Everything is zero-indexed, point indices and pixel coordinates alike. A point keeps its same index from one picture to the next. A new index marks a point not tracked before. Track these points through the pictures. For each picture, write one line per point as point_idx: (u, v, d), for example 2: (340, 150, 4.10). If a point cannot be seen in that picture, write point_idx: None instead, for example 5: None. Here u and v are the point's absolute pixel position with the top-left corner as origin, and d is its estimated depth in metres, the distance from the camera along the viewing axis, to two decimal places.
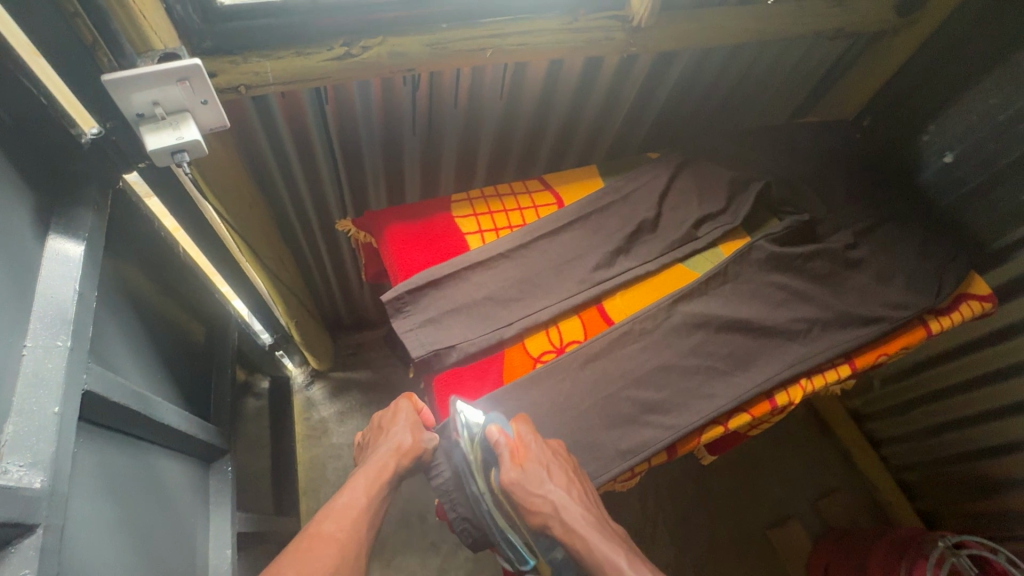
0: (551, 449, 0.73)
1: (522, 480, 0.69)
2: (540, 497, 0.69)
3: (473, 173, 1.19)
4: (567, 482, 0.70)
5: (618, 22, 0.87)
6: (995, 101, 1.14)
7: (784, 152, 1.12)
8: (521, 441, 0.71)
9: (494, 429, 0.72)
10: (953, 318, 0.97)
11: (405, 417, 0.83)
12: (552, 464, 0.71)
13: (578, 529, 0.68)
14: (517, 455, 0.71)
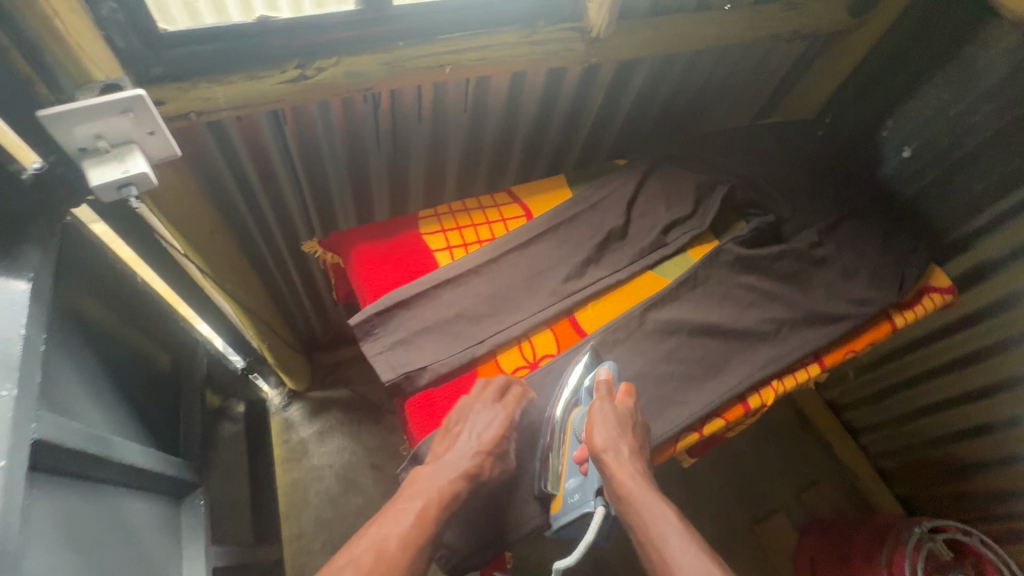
0: (641, 418, 0.76)
1: (603, 416, 0.72)
2: (608, 434, 0.71)
3: (443, 188, 1.18)
4: (638, 444, 0.73)
5: (576, 33, 0.87)
6: (946, 96, 1.17)
7: (749, 154, 1.13)
8: (622, 394, 0.76)
9: (604, 372, 0.78)
10: (917, 311, 0.99)
11: (488, 433, 0.71)
12: (637, 426, 0.74)
13: (628, 476, 0.68)
14: (613, 399, 0.75)
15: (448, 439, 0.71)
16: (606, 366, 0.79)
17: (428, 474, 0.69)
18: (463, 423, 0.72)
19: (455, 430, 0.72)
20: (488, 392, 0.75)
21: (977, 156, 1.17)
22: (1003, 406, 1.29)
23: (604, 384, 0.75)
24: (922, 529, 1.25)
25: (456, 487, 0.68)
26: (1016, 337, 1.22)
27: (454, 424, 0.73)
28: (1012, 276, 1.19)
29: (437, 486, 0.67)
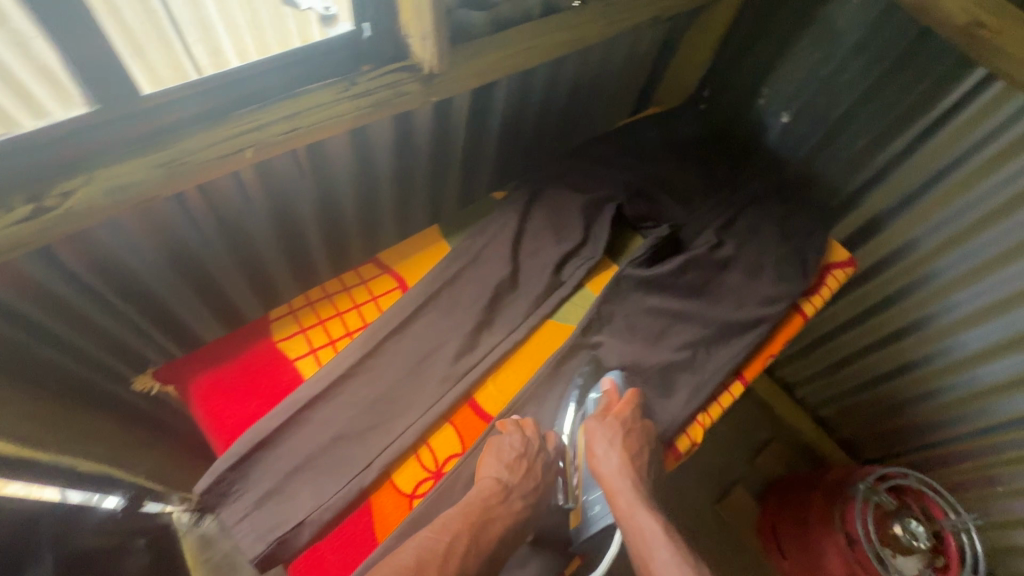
0: (643, 424, 0.77)
1: (597, 427, 0.77)
2: (602, 450, 0.75)
3: (309, 257, 1.02)
4: (635, 451, 0.74)
5: (406, 73, 0.74)
6: (818, 56, 1.15)
7: (634, 155, 1.05)
8: (622, 404, 0.78)
9: (608, 384, 0.81)
10: (824, 295, 0.97)
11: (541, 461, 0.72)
12: (633, 434, 0.75)
13: (617, 491, 0.72)
14: (611, 408, 0.79)
15: (517, 467, 0.68)
16: (609, 376, 0.84)
17: (496, 499, 0.65)
18: (528, 460, 0.70)
19: (515, 454, 0.70)
20: (527, 429, 0.73)
21: (852, 114, 1.16)
22: (916, 345, 1.32)
23: (607, 395, 0.79)
24: (867, 485, 1.28)
25: (520, 527, 0.66)
26: (919, 282, 1.24)
27: (519, 450, 0.70)
28: (904, 226, 1.20)
29: (506, 519, 0.65)
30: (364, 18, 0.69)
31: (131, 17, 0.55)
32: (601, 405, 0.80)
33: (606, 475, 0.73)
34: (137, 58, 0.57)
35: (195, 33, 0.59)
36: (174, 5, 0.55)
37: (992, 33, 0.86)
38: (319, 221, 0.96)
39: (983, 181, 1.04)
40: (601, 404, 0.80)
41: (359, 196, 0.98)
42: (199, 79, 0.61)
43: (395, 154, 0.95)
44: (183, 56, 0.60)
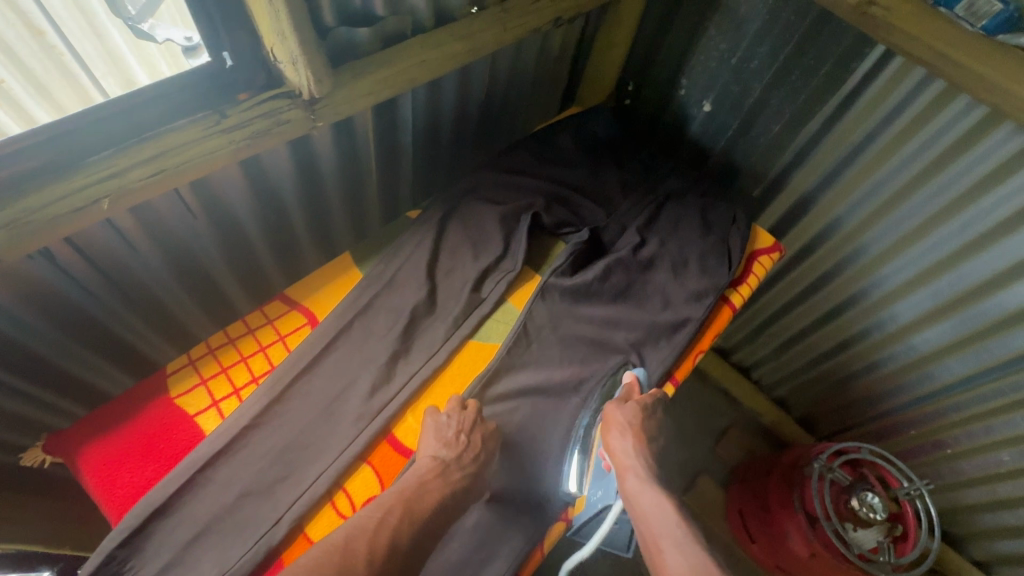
0: (659, 415, 0.82)
1: (616, 409, 0.79)
2: (618, 432, 0.78)
3: (222, 295, 0.98)
4: (646, 438, 0.79)
5: (285, 100, 0.70)
6: (725, 45, 1.16)
7: (550, 160, 1.03)
8: (643, 393, 0.81)
9: (632, 373, 0.83)
10: (751, 283, 0.97)
11: (477, 435, 0.72)
12: (649, 421, 0.80)
13: (630, 473, 0.74)
14: (631, 394, 0.81)
15: (457, 443, 0.69)
16: (634, 368, 0.85)
17: (435, 482, 0.67)
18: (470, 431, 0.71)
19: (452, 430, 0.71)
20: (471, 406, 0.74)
21: (766, 99, 1.16)
22: (857, 319, 1.34)
23: (632, 381, 0.82)
24: (822, 464, 1.29)
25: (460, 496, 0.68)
26: (850, 258, 1.25)
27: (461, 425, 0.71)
28: (829, 204, 1.22)
29: (443, 491, 0.66)
30: (221, 47, 0.64)
31: (30, 57, 0.56)
32: (622, 389, 0.82)
33: (618, 457, 0.76)
34: (40, 97, 0.59)
35: (102, 66, 0.62)
36: (78, 41, 0.59)
37: (883, 11, 0.86)
38: (225, 257, 0.92)
39: (894, 156, 1.06)
40: (622, 388, 0.82)
41: (266, 228, 0.94)
42: (47, 125, 0.57)
43: (298, 181, 0.92)
44: (90, 88, 0.62)
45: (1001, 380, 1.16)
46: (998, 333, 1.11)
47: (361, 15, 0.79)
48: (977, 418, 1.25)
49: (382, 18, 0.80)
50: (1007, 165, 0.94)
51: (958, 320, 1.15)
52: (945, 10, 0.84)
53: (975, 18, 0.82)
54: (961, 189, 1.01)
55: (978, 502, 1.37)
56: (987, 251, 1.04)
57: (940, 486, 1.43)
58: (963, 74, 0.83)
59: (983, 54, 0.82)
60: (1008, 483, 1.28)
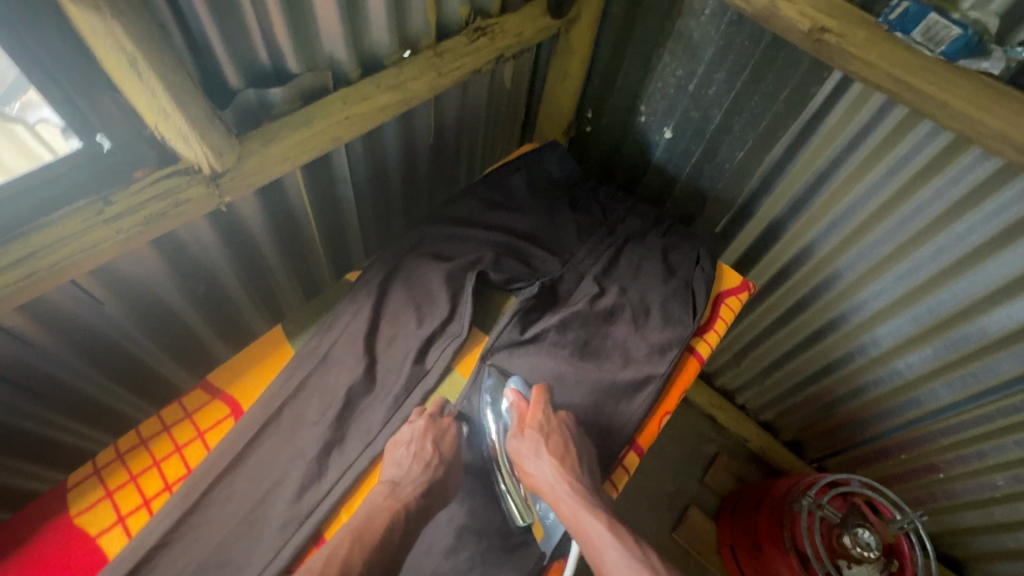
0: (559, 419, 0.77)
1: (519, 443, 0.74)
2: (531, 464, 0.72)
3: (159, 378, 0.90)
4: (562, 453, 0.73)
5: (183, 177, 0.64)
6: (681, 72, 1.10)
7: (499, 207, 0.98)
8: (530, 410, 0.77)
9: (511, 394, 0.79)
10: (718, 330, 0.92)
11: (424, 441, 0.71)
12: (554, 435, 0.74)
13: (558, 498, 0.69)
14: (523, 419, 0.76)
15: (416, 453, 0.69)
16: (512, 385, 0.81)
17: None
18: (431, 445, 0.71)
19: (404, 447, 0.71)
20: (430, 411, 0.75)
21: (727, 125, 1.11)
22: (838, 344, 1.28)
23: (515, 402, 0.77)
24: (812, 500, 1.21)
25: (425, 516, 0.66)
26: (826, 283, 1.20)
27: (416, 437, 0.71)
28: (800, 230, 1.17)
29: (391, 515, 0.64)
30: (93, 130, 0.59)
31: None
32: (512, 416, 0.78)
33: (544, 490, 0.70)
34: None
35: (39, 112, 0.58)
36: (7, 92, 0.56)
37: (835, 37, 0.80)
38: (157, 341, 0.85)
39: (862, 180, 1.01)
40: (512, 416, 0.78)
41: (200, 304, 0.87)
42: None
43: (229, 252, 0.85)
44: (26, 140, 0.59)
45: (992, 406, 1.10)
46: (984, 358, 1.05)
47: (273, 74, 0.73)
48: (969, 443, 1.19)
49: (298, 75, 0.74)
50: (980, 189, 0.89)
51: (942, 344, 1.10)
52: (901, 35, 0.78)
53: (932, 43, 0.76)
54: (933, 213, 0.96)
55: (975, 526, 1.32)
56: (966, 275, 0.98)
57: (937, 510, 1.37)
58: (921, 99, 0.78)
59: (944, 80, 0.77)
60: (1005, 508, 1.22)
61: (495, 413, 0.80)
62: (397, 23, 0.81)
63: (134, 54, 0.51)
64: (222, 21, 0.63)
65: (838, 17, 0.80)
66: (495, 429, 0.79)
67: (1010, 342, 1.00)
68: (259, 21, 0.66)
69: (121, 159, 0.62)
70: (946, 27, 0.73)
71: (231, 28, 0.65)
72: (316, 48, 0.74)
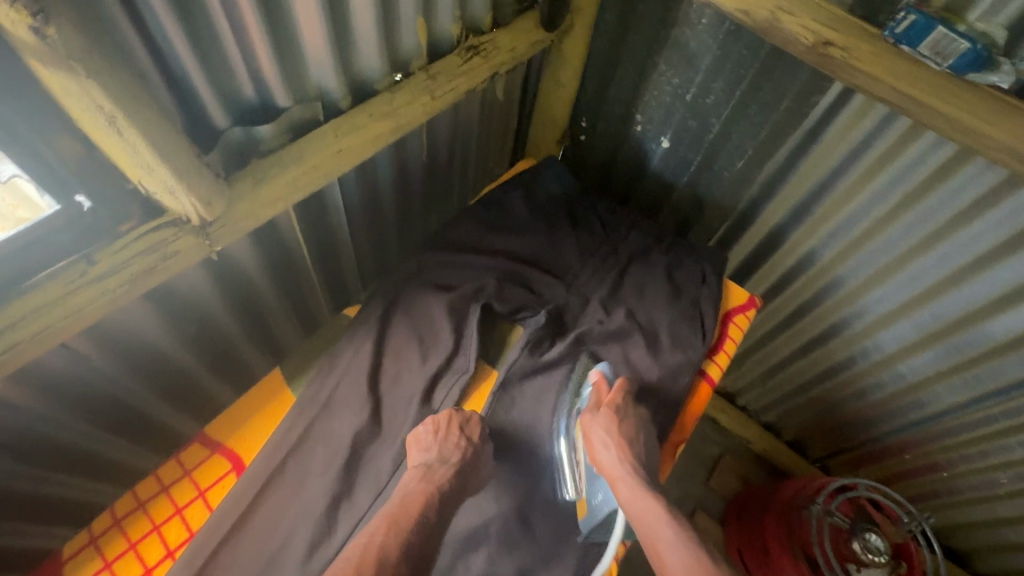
0: (635, 410, 0.79)
1: (592, 418, 0.77)
2: (598, 441, 0.75)
3: (160, 426, 0.87)
4: (631, 439, 0.76)
5: (171, 229, 0.60)
6: (678, 80, 1.07)
7: (499, 230, 0.95)
8: (611, 391, 0.79)
9: (595, 374, 0.82)
10: (728, 350, 0.91)
11: (454, 428, 0.73)
12: (627, 421, 0.77)
13: (621, 475, 0.71)
14: (601, 399, 0.79)
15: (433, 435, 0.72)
16: (597, 367, 0.84)
17: None
18: (451, 423, 0.73)
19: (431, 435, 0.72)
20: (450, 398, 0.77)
21: (726, 135, 1.09)
22: (840, 348, 1.28)
23: (599, 382, 0.80)
24: (820, 507, 1.22)
25: None
26: (828, 289, 1.19)
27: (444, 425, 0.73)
28: (801, 238, 1.15)
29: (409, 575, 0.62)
30: (72, 189, 0.55)
31: None
32: (591, 394, 0.81)
33: (605, 466, 0.73)
34: None
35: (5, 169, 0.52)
36: None
37: (840, 51, 0.78)
38: (152, 388, 0.82)
39: (865, 189, 1.00)
40: (592, 393, 0.80)
41: (197, 346, 0.84)
42: None
43: (219, 291, 0.81)
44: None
45: (996, 407, 1.11)
46: (988, 361, 1.06)
47: (260, 109, 0.69)
48: (972, 443, 1.20)
49: (287, 108, 0.71)
50: (985, 199, 0.88)
51: (946, 349, 1.10)
52: (908, 48, 0.76)
53: (940, 57, 0.74)
54: (938, 223, 0.95)
55: (977, 520, 1.34)
56: (970, 283, 0.98)
57: (939, 506, 1.39)
58: (929, 114, 0.77)
59: (951, 95, 0.75)
60: (1007, 503, 1.24)
61: (580, 390, 0.83)
62: (386, 45, 0.78)
63: (112, 113, 0.48)
64: (203, 59, 0.59)
65: (842, 31, 0.78)
66: (565, 408, 0.82)
67: (1015, 347, 1.00)
68: (242, 55, 0.62)
69: (99, 218, 0.58)
70: (953, 41, 0.71)
71: (213, 65, 0.61)
72: (304, 78, 0.71)
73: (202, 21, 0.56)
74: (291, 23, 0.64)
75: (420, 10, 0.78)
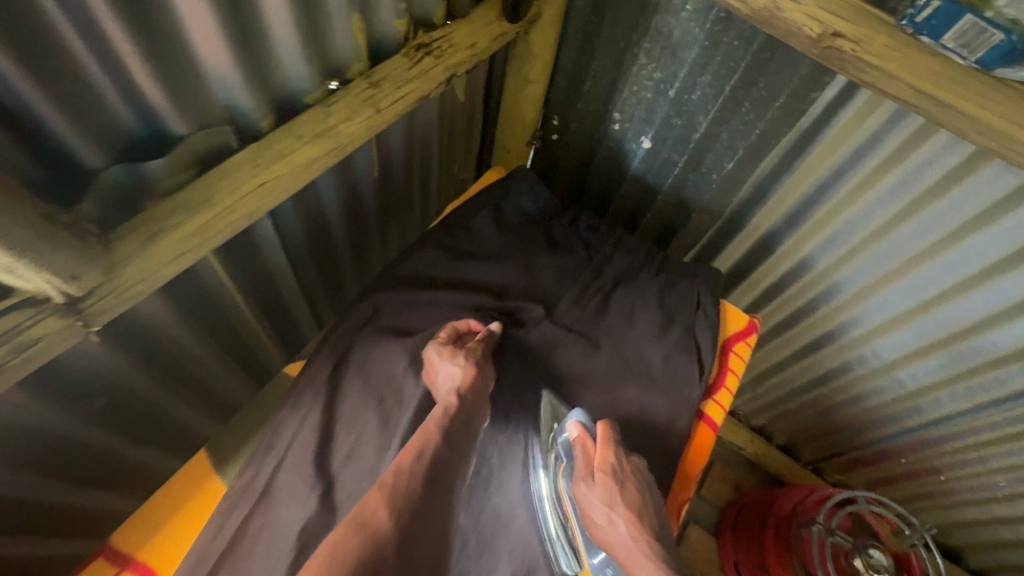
0: (632, 464, 0.67)
1: (586, 490, 0.65)
2: (603, 517, 0.63)
3: (67, 509, 0.74)
4: (638, 506, 0.63)
5: (25, 312, 0.46)
6: (660, 75, 0.96)
7: (465, 256, 0.82)
8: (600, 452, 0.66)
9: (573, 429, 0.69)
10: (727, 386, 0.82)
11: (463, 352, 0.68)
12: (628, 484, 0.65)
13: (637, 559, 0.59)
14: (591, 461, 0.66)
15: (434, 381, 0.68)
16: (574, 416, 0.70)
17: None
18: (440, 355, 0.68)
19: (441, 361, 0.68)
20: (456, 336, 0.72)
21: (714, 135, 0.98)
22: (835, 355, 1.21)
23: (580, 443, 0.67)
24: (821, 525, 1.16)
25: None
26: (822, 296, 1.11)
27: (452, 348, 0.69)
28: (795, 244, 1.06)
29: None
30: None
31: None
32: (578, 456, 0.68)
33: (617, 548, 0.61)
34: None
35: None
36: None
37: (851, 44, 0.67)
38: (52, 477, 0.69)
39: (868, 193, 0.91)
40: (579, 455, 0.68)
41: (105, 419, 0.71)
42: None
43: (127, 355, 0.67)
44: None
45: (998, 415, 1.05)
46: (993, 369, 0.99)
47: (148, 142, 0.55)
48: (972, 448, 1.15)
49: (184, 137, 0.57)
50: (1000, 204, 0.80)
51: (948, 356, 1.03)
52: (928, 40, 0.65)
53: (966, 49, 0.64)
54: (948, 228, 0.87)
55: (972, 520, 1.30)
56: (979, 290, 0.90)
57: (932, 506, 1.36)
58: (948, 114, 0.67)
59: (976, 93, 0.65)
60: (1005, 505, 1.19)
61: (562, 447, 0.70)
62: (314, 49, 0.63)
63: None
64: (49, 81, 0.44)
65: (853, 20, 0.67)
66: (554, 469, 0.71)
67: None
68: (110, 74, 0.48)
69: None
70: (984, 32, 0.62)
71: (66, 91, 0.46)
72: (206, 96, 0.56)
73: (38, 32, 0.42)
74: (176, 29, 0.49)
75: (355, 4, 0.64)
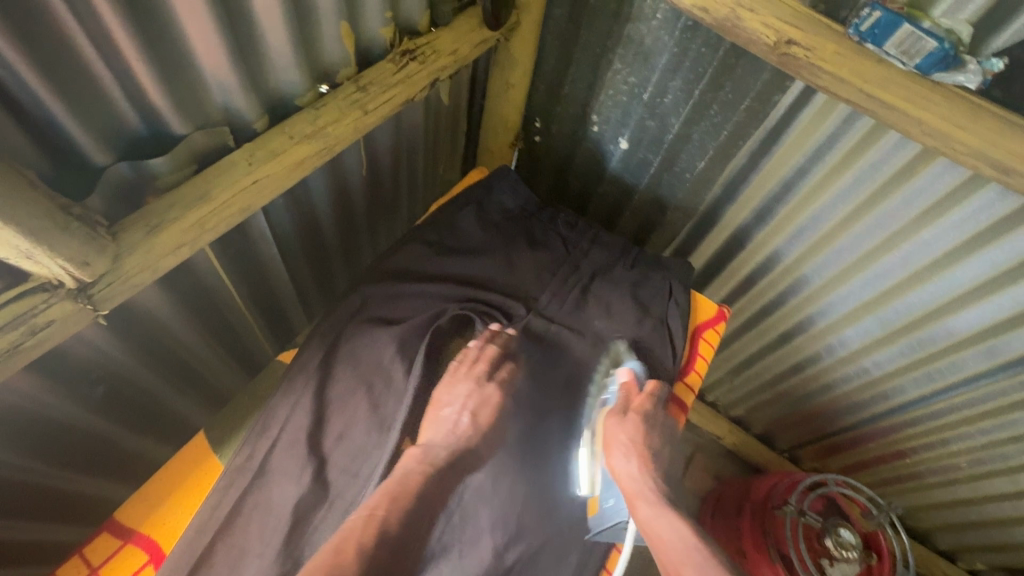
0: (662, 416, 0.80)
1: (617, 423, 0.77)
2: (623, 452, 0.75)
3: (65, 492, 0.77)
4: (652, 453, 0.76)
5: (40, 296, 0.50)
6: (634, 79, 1.01)
7: (448, 251, 0.87)
8: (645, 396, 0.80)
9: (626, 371, 0.81)
10: (698, 371, 0.89)
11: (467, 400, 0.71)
12: (652, 430, 0.78)
13: (643, 488, 0.73)
14: (631, 401, 0.79)
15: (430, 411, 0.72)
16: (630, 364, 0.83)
17: None
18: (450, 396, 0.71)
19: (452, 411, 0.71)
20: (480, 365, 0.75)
21: (686, 136, 1.03)
22: (806, 344, 1.26)
23: (629, 383, 0.80)
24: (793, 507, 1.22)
25: None
26: (791, 289, 1.17)
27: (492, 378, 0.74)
28: (766, 237, 1.12)
29: None
30: None
31: None
32: (622, 393, 0.81)
33: (626, 478, 0.74)
34: None
35: None
36: None
37: (804, 51, 0.73)
38: (53, 461, 0.72)
39: (829, 189, 0.97)
40: (623, 393, 0.80)
41: (104, 405, 0.74)
42: None
43: (127, 343, 0.70)
44: None
45: (957, 399, 1.11)
46: (950, 355, 1.05)
47: (150, 140, 0.59)
48: (934, 432, 1.21)
49: (185, 136, 0.61)
50: (947, 199, 0.86)
51: (909, 344, 1.09)
52: (873, 47, 0.71)
53: (907, 55, 0.70)
54: (902, 221, 0.93)
55: (939, 503, 1.36)
56: (933, 280, 0.97)
57: (902, 490, 1.42)
58: (893, 115, 0.73)
59: (915, 97, 0.71)
60: (967, 486, 1.26)
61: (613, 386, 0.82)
62: (305, 54, 0.67)
63: None
64: (60, 83, 0.48)
65: (806, 29, 0.73)
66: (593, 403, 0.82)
67: (976, 342, 1.00)
68: (117, 77, 0.52)
69: None
70: (921, 39, 0.67)
71: (75, 92, 0.50)
72: (204, 98, 0.60)
73: (56, 40, 0.46)
74: (179, 38, 0.54)
75: (343, 12, 0.68)
